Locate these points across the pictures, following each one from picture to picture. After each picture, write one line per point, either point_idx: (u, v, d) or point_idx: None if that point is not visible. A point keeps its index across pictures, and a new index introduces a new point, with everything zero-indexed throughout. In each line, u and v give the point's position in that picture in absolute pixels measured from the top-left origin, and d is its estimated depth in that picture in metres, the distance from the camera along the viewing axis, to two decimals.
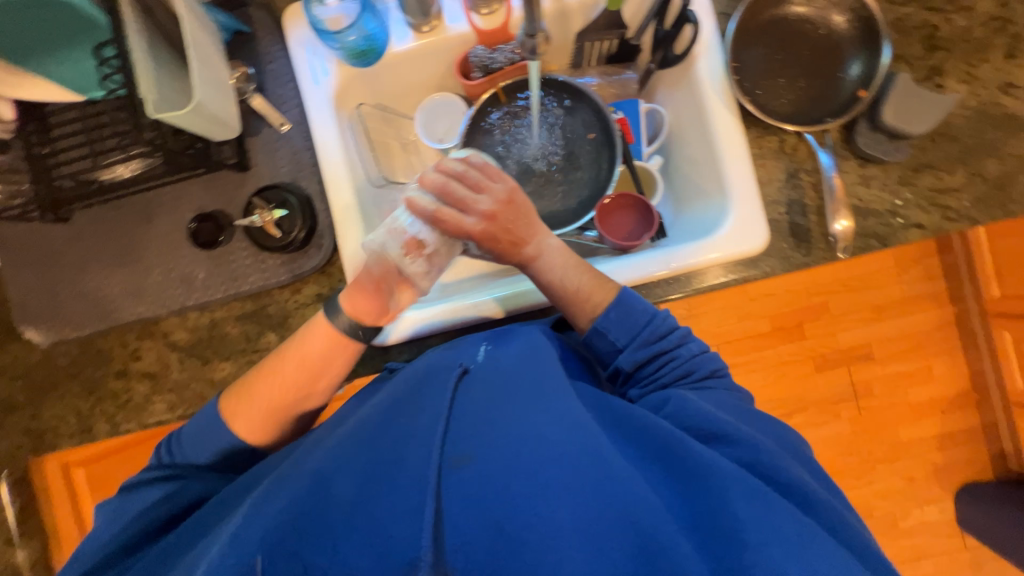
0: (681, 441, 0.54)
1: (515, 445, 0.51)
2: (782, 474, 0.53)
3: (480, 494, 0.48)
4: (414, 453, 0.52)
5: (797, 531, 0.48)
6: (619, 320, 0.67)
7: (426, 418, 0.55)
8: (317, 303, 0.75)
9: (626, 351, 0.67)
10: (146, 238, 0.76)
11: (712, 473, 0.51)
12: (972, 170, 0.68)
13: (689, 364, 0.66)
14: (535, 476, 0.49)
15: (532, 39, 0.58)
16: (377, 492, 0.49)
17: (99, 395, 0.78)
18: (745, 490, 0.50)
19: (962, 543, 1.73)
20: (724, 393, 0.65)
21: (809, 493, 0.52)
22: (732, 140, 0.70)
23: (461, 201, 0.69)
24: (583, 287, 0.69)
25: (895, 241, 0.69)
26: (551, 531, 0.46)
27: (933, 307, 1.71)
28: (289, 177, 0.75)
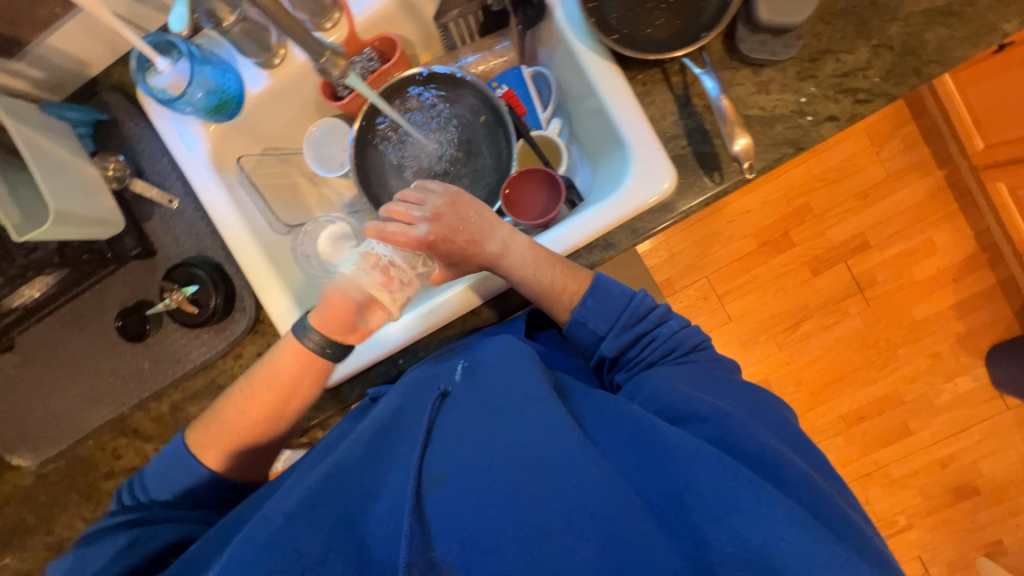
0: (649, 424, 0.55)
1: (490, 458, 0.53)
2: (752, 443, 0.53)
3: (454, 512, 0.50)
4: (397, 472, 0.53)
5: (766, 499, 0.46)
6: (597, 307, 0.67)
7: (405, 447, 0.56)
8: (260, 362, 0.76)
9: (607, 338, 0.67)
10: (84, 347, 0.77)
11: (678, 451, 0.51)
12: (876, 42, 0.62)
13: (671, 342, 0.66)
14: (507, 484, 0.50)
15: (320, 62, 0.64)
16: (361, 511, 0.50)
17: (97, 499, 0.82)
18: (713, 462, 0.50)
19: (1003, 405, 1.68)
20: (702, 367, 0.65)
21: (776, 462, 0.52)
22: (613, 86, 0.65)
23: (405, 215, 0.68)
24: (556, 280, 0.66)
25: (811, 141, 0.64)
26: (521, 531, 0.48)
27: (920, 176, 1.62)
28: (194, 250, 0.74)
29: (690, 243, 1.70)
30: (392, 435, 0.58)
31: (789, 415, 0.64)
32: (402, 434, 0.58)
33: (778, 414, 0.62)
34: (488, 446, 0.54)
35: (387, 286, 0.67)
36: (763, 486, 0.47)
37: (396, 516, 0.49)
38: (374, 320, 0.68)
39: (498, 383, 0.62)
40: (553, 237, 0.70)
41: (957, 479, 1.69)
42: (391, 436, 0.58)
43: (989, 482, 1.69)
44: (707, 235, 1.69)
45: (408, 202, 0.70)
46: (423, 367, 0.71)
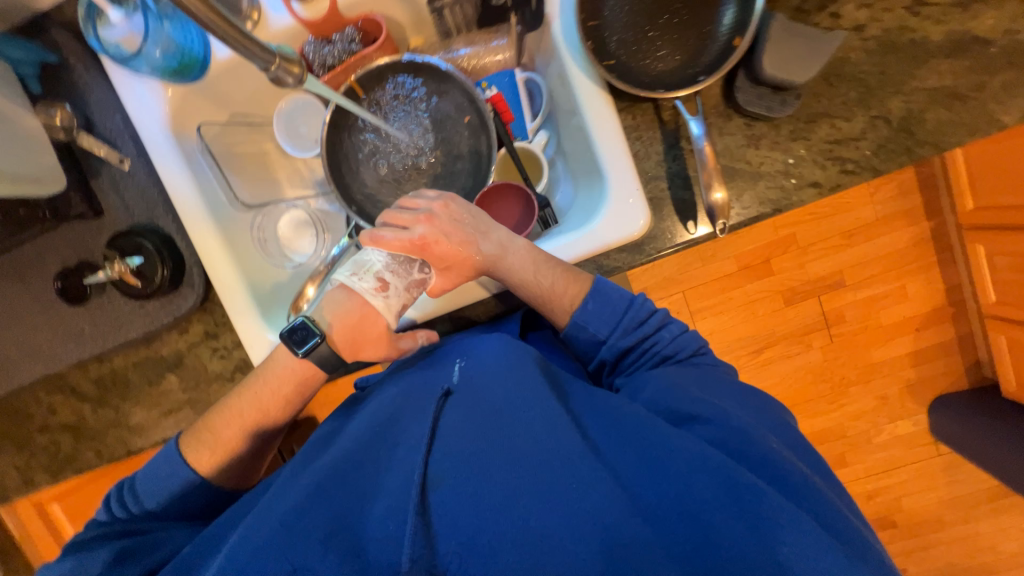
0: (650, 425, 0.56)
1: (493, 457, 0.53)
2: (753, 448, 0.54)
3: (457, 512, 0.50)
4: (393, 473, 0.53)
5: (764, 506, 0.48)
6: (597, 311, 0.65)
7: (404, 449, 0.56)
8: (207, 340, 0.75)
9: (608, 343, 0.67)
10: (20, 299, 0.74)
11: (678, 455, 0.52)
12: (874, 113, 0.60)
13: (672, 345, 0.67)
14: (507, 485, 0.51)
15: (271, 72, 0.51)
16: (359, 513, 0.51)
17: (30, 450, 0.81)
18: (714, 468, 0.51)
19: (935, 451, 1.77)
20: (701, 371, 0.65)
21: (780, 469, 0.52)
22: (601, 115, 0.62)
23: (397, 219, 0.65)
24: (557, 283, 0.64)
25: (790, 205, 0.63)
26: (523, 533, 0.48)
27: (907, 224, 1.62)
28: (144, 217, 0.70)
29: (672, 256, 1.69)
30: (391, 431, 0.57)
31: (788, 419, 0.66)
32: (402, 433, 0.57)
33: (780, 418, 0.63)
34: (484, 443, 0.54)
35: (382, 290, 0.66)
36: (767, 497, 0.48)
37: (395, 512, 0.49)
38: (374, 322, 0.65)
39: (492, 374, 0.60)
40: (552, 245, 0.68)
41: (877, 511, 1.81)
42: (389, 430, 0.58)
43: (905, 517, 1.81)
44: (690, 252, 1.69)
45: (401, 208, 0.67)
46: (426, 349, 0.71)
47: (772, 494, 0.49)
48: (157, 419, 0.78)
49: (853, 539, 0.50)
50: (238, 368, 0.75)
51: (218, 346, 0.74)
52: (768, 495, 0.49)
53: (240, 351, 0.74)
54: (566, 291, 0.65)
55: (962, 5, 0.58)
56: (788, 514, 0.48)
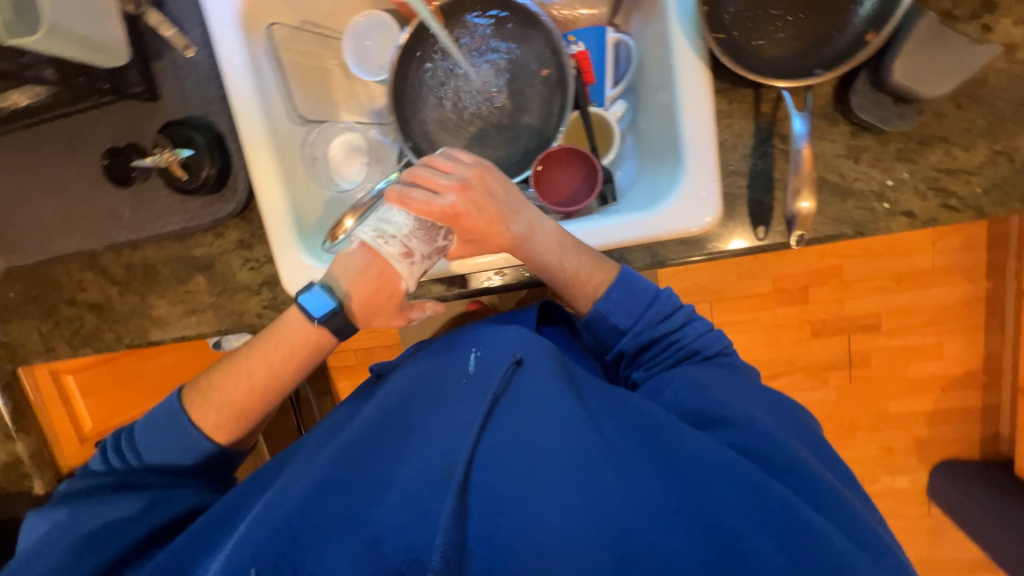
0: (670, 430, 0.57)
1: (512, 453, 0.56)
2: (778, 460, 0.55)
3: (480, 499, 0.53)
4: (415, 461, 0.57)
5: (786, 517, 0.49)
6: (621, 301, 0.63)
7: (424, 436, 0.59)
8: (239, 249, 0.73)
9: (629, 334, 0.65)
10: (67, 170, 0.74)
11: (701, 463, 0.54)
12: (998, 148, 0.54)
13: (693, 344, 0.66)
14: (524, 480, 0.54)
15: None
16: (381, 496, 0.55)
17: (55, 320, 0.83)
18: (737, 478, 0.52)
19: (926, 512, 1.74)
20: (723, 373, 0.65)
21: (804, 478, 0.54)
22: (695, 92, 0.57)
23: (429, 182, 0.63)
24: (582, 268, 0.62)
25: (875, 230, 0.58)
26: (540, 530, 0.51)
27: (961, 280, 1.54)
28: (199, 111, 0.68)
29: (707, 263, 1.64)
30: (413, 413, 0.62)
31: (809, 428, 0.66)
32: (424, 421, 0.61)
33: (801, 425, 0.65)
34: (510, 437, 0.57)
35: (407, 256, 0.64)
36: (792, 509, 0.50)
37: (427, 499, 0.53)
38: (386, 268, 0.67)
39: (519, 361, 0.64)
40: (601, 225, 0.63)
41: None
42: (417, 416, 0.62)
43: None
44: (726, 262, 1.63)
45: (434, 169, 0.64)
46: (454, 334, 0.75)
47: (797, 507, 0.50)
48: (180, 315, 0.78)
49: (881, 556, 0.51)
50: (266, 282, 0.74)
51: (250, 258, 0.73)
52: (794, 508, 0.50)
53: (271, 267, 0.73)
54: (595, 276, 0.63)
55: None
56: (814, 528, 0.49)
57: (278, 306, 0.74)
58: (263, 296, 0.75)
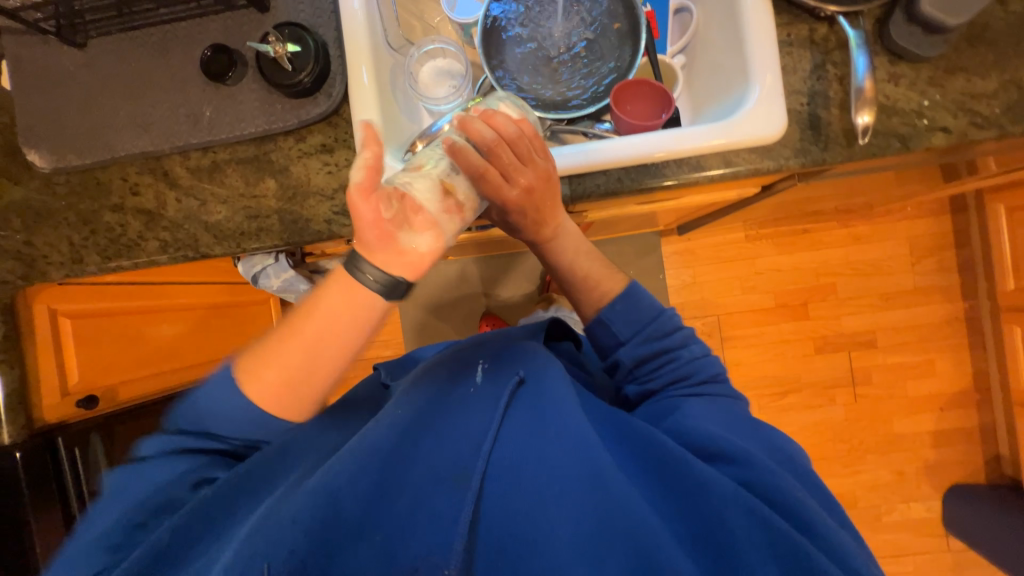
0: (681, 457, 0.61)
1: (524, 473, 0.61)
2: (787, 495, 0.58)
3: (492, 516, 0.60)
4: (431, 469, 0.62)
5: (777, 544, 0.55)
6: (624, 312, 0.74)
7: (435, 450, 0.64)
8: (320, 153, 0.74)
9: (627, 345, 0.74)
10: (156, 72, 0.75)
11: (711, 489, 0.58)
12: (1007, 77, 0.66)
13: (685, 369, 0.72)
14: (533, 493, 0.60)
15: None
16: (395, 509, 0.59)
17: (93, 228, 0.78)
18: (744, 508, 0.57)
19: (945, 545, 1.68)
20: (718, 401, 0.70)
21: (807, 513, 0.57)
22: (761, 24, 0.68)
23: (505, 168, 0.64)
24: (592, 274, 0.77)
25: (919, 143, 0.67)
26: (547, 541, 0.57)
27: (942, 300, 1.67)
28: (307, 22, 0.73)
29: (714, 278, 1.73)
30: (422, 426, 0.65)
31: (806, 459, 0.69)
32: (432, 433, 0.65)
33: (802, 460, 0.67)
34: (524, 459, 0.62)
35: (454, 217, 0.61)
36: (794, 541, 0.54)
37: (442, 513, 0.59)
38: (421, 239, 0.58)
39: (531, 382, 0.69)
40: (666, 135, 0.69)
41: None
42: (431, 428, 0.65)
43: None
44: (732, 278, 1.72)
45: (514, 156, 0.63)
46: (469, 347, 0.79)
47: (798, 538, 0.55)
48: (239, 222, 0.75)
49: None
50: (341, 187, 0.74)
51: (330, 162, 0.74)
52: (798, 541, 0.54)
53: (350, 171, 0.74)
54: (604, 284, 0.76)
55: None
56: (813, 560, 0.53)
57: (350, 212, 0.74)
58: (336, 201, 0.74)
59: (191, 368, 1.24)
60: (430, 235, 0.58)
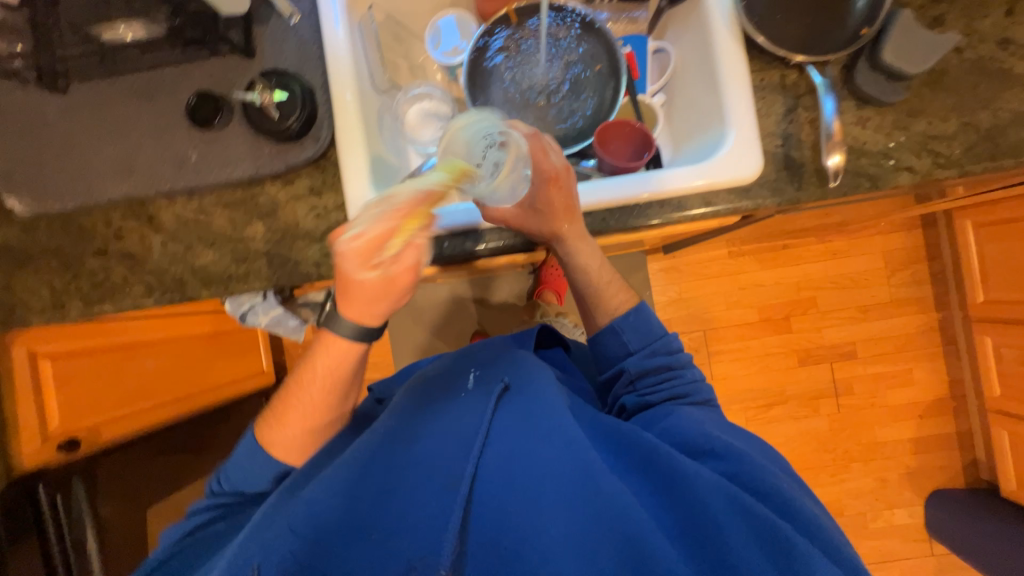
0: (663, 452, 0.65)
1: (519, 471, 0.63)
2: (759, 481, 0.64)
3: (489, 516, 0.61)
4: (429, 472, 0.64)
5: (754, 526, 0.60)
6: (635, 325, 0.79)
7: (432, 455, 0.66)
8: (308, 196, 0.75)
9: (634, 355, 0.78)
10: (141, 117, 0.75)
11: (693, 481, 0.62)
12: (965, 120, 0.69)
13: (679, 386, 0.77)
14: (527, 493, 0.62)
15: None
16: (392, 512, 0.61)
17: (76, 274, 0.77)
18: (723, 495, 0.61)
19: (929, 550, 1.73)
20: (699, 409, 0.75)
21: (780, 497, 0.63)
22: (736, 70, 0.70)
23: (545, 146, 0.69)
24: (610, 286, 0.81)
25: (887, 182, 0.70)
26: (543, 539, 0.58)
27: (916, 311, 1.73)
28: (293, 67, 0.74)
29: (700, 294, 1.76)
30: (415, 436, 0.69)
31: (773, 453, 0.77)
32: (427, 443, 0.68)
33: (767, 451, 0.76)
34: (520, 460, 0.64)
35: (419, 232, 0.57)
36: (770, 524, 0.60)
37: (442, 512, 0.60)
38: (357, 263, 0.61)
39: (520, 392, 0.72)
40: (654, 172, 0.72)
41: None
42: (428, 441, 0.68)
43: None
44: (716, 294, 1.76)
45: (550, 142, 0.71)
46: (461, 360, 0.85)
47: (773, 521, 0.60)
48: (227, 265, 0.75)
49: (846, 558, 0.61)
50: (330, 230, 0.74)
51: (318, 205, 0.74)
52: (773, 524, 0.60)
53: (338, 214, 0.74)
54: (611, 300, 0.81)
55: None
56: (789, 541, 0.59)
57: None
58: (325, 243, 0.74)
59: (178, 402, 1.20)
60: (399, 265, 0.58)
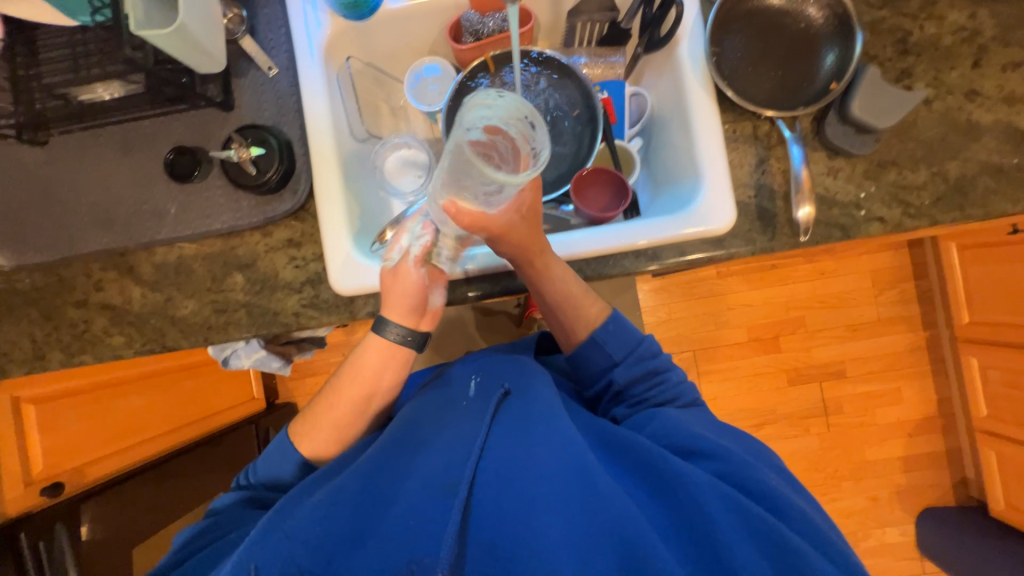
0: (659, 454, 0.63)
1: (518, 471, 0.60)
2: (758, 484, 0.62)
3: (486, 520, 0.57)
4: (424, 475, 0.61)
5: (755, 527, 0.57)
6: (615, 333, 0.75)
7: (428, 459, 0.63)
8: (287, 248, 0.75)
9: (620, 365, 0.74)
10: (120, 169, 0.76)
11: (690, 481, 0.60)
12: (934, 171, 0.70)
13: (665, 390, 0.75)
14: (524, 495, 0.58)
15: None
16: (383, 516, 0.57)
17: (57, 324, 0.77)
18: (721, 496, 0.59)
19: (920, 568, 1.73)
20: (690, 414, 0.73)
21: (779, 500, 0.61)
22: (709, 122, 0.72)
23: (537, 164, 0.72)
24: (579, 297, 0.73)
25: (858, 233, 0.71)
26: (542, 542, 0.55)
27: (905, 329, 1.74)
28: (271, 121, 0.75)
29: (689, 314, 1.77)
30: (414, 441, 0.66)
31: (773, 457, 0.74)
32: (424, 448, 0.64)
33: (763, 454, 0.73)
34: (517, 462, 0.61)
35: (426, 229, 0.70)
36: (770, 525, 0.57)
37: (434, 516, 0.56)
38: (437, 299, 0.75)
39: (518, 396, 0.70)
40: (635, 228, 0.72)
41: None
42: (421, 444, 0.65)
43: None
44: (705, 314, 1.77)
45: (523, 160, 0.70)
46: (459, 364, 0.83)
47: (776, 524, 0.57)
48: (207, 316, 0.76)
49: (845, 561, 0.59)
50: (309, 281, 0.75)
51: (297, 256, 0.75)
52: (774, 526, 0.57)
53: (317, 265, 0.75)
54: (588, 309, 0.74)
55: (1010, 101, 0.70)
56: (790, 544, 0.56)
57: (319, 304, 0.75)
58: (304, 294, 0.75)
59: (172, 433, 1.20)
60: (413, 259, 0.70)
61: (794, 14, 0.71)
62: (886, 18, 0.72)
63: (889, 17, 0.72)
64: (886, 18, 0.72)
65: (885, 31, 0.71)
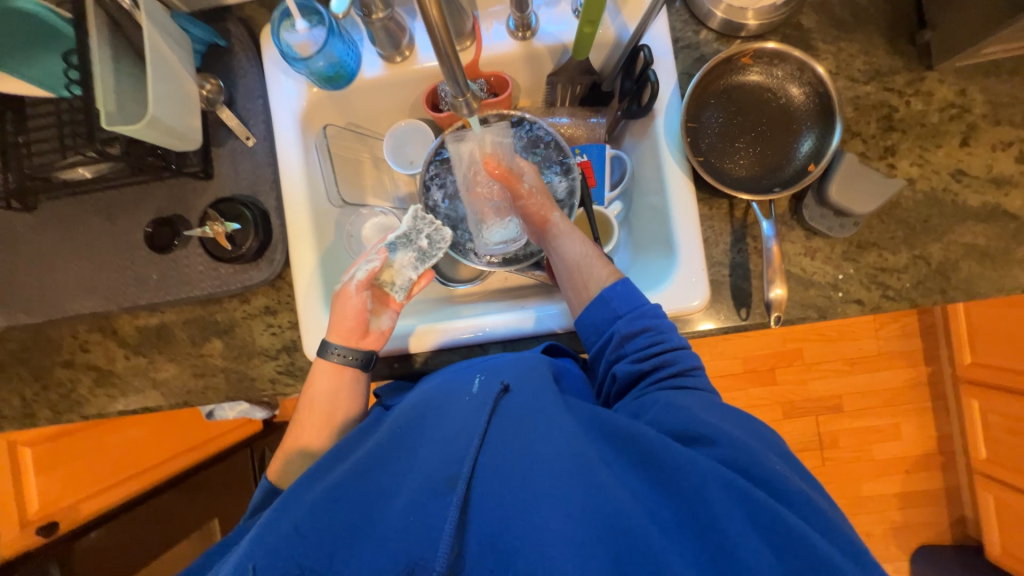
0: (660, 442, 0.50)
1: (516, 459, 0.50)
2: (779, 483, 0.48)
3: (490, 522, 0.47)
4: (419, 471, 0.50)
5: (790, 534, 0.44)
6: (625, 292, 0.65)
7: (428, 447, 0.53)
8: (264, 316, 0.77)
9: (624, 318, 0.64)
10: (104, 235, 0.77)
11: (691, 472, 0.48)
12: (916, 253, 0.68)
13: (660, 357, 0.61)
14: (524, 488, 0.48)
15: (463, 100, 0.51)
16: (378, 509, 0.48)
17: (44, 383, 0.80)
18: (723, 483, 0.47)
19: None
20: (694, 393, 0.59)
21: (812, 508, 0.47)
22: (684, 202, 0.70)
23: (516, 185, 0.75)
24: (582, 254, 0.69)
25: (834, 314, 0.69)
26: (543, 541, 0.44)
27: (905, 365, 1.69)
28: (249, 190, 0.76)
29: None
30: (414, 431, 0.55)
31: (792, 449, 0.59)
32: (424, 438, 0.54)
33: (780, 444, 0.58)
34: (515, 454, 0.50)
35: (381, 253, 0.71)
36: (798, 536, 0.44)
37: (426, 514, 0.47)
38: (385, 321, 0.72)
39: (520, 385, 0.58)
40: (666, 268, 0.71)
41: None
42: (417, 428, 0.56)
43: None
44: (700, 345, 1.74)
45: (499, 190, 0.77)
46: (464, 364, 0.69)
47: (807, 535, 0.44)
48: (187, 380, 0.77)
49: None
50: (285, 348, 0.76)
51: (273, 324, 0.77)
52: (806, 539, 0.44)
53: (292, 332, 0.77)
54: (598, 272, 0.68)
55: (998, 183, 0.67)
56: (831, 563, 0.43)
57: (294, 371, 0.76)
58: (280, 361, 0.76)
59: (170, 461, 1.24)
60: (366, 281, 0.69)
61: (774, 90, 0.69)
62: (870, 92, 0.70)
63: (874, 92, 0.70)
64: (870, 93, 0.70)
65: (869, 106, 0.69)
